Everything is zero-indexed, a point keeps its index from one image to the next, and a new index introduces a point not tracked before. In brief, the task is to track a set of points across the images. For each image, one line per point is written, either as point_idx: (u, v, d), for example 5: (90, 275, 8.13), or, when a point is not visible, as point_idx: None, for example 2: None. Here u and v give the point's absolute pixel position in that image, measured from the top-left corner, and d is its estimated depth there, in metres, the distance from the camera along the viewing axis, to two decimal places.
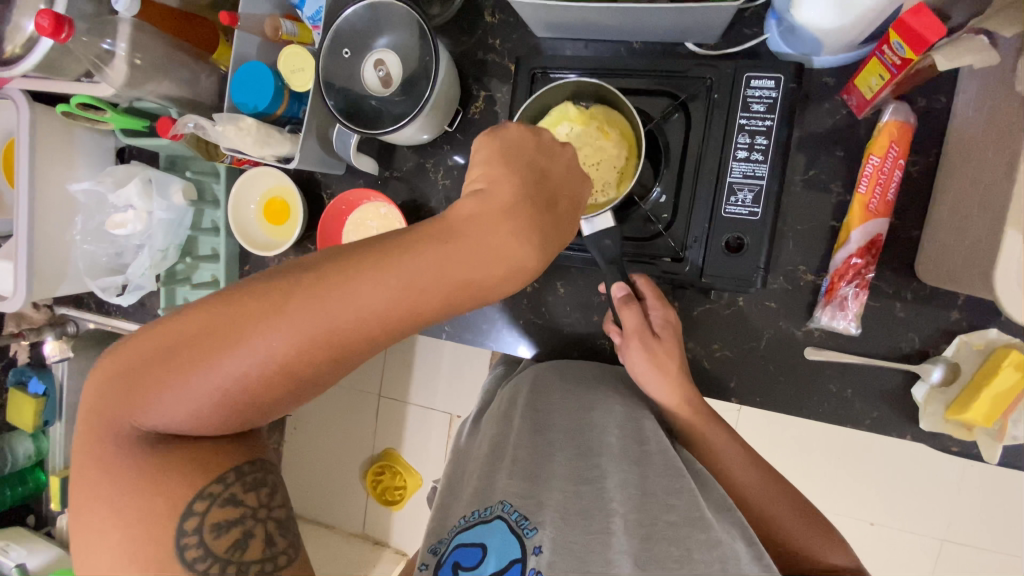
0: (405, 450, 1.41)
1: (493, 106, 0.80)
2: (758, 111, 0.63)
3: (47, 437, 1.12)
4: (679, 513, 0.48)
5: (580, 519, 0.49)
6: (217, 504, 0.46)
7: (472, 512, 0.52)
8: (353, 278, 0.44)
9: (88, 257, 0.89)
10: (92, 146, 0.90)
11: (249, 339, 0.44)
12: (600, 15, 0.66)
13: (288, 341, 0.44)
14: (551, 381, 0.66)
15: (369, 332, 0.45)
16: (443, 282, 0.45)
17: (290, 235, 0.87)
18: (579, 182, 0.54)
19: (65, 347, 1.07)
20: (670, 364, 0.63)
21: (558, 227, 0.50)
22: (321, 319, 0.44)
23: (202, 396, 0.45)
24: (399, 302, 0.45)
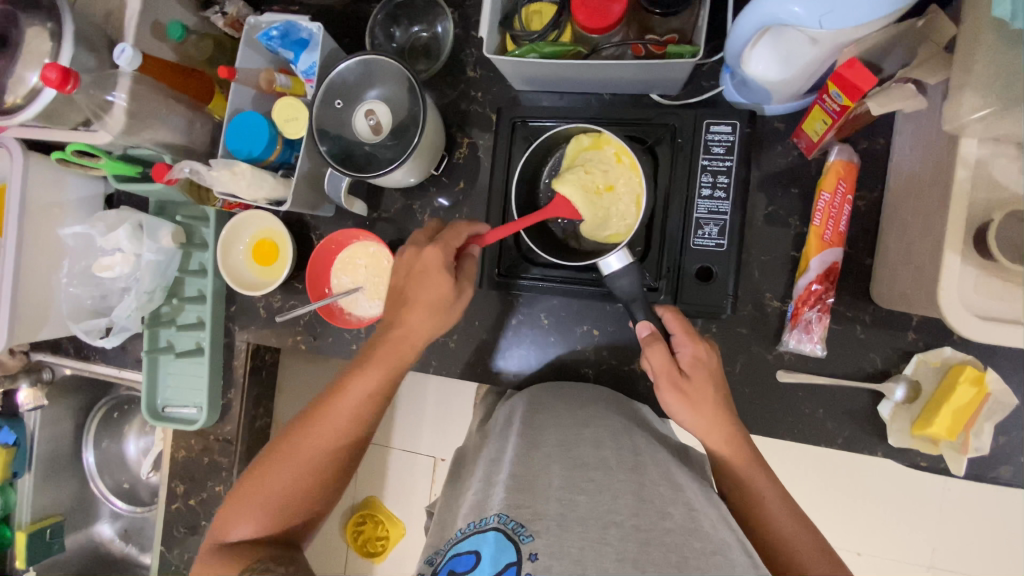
0: (388, 497, 1.38)
1: (477, 152, 0.85)
2: (718, 153, 0.69)
3: (14, 490, 1.07)
4: (677, 524, 0.50)
5: (578, 525, 0.51)
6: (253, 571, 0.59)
7: (469, 523, 0.54)
8: (338, 392, 0.68)
9: (72, 301, 0.90)
10: (82, 192, 0.92)
11: (288, 455, 0.66)
12: (573, 70, 0.73)
13: (294, 445, 0.67)
14: (548, 401, 0.72)
15: (339, 413, 0.67)
16: (368, 368, 0.68)
17: (280, 273, 0.89)
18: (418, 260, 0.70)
19: (40, 395, 1.05)
20: (706, 405, 0.62)
21: (419, 301, 0.69)
22: (325, 426, 0.67)
23: (256, 505, 0.65)
24: (371, 397, 0.68)
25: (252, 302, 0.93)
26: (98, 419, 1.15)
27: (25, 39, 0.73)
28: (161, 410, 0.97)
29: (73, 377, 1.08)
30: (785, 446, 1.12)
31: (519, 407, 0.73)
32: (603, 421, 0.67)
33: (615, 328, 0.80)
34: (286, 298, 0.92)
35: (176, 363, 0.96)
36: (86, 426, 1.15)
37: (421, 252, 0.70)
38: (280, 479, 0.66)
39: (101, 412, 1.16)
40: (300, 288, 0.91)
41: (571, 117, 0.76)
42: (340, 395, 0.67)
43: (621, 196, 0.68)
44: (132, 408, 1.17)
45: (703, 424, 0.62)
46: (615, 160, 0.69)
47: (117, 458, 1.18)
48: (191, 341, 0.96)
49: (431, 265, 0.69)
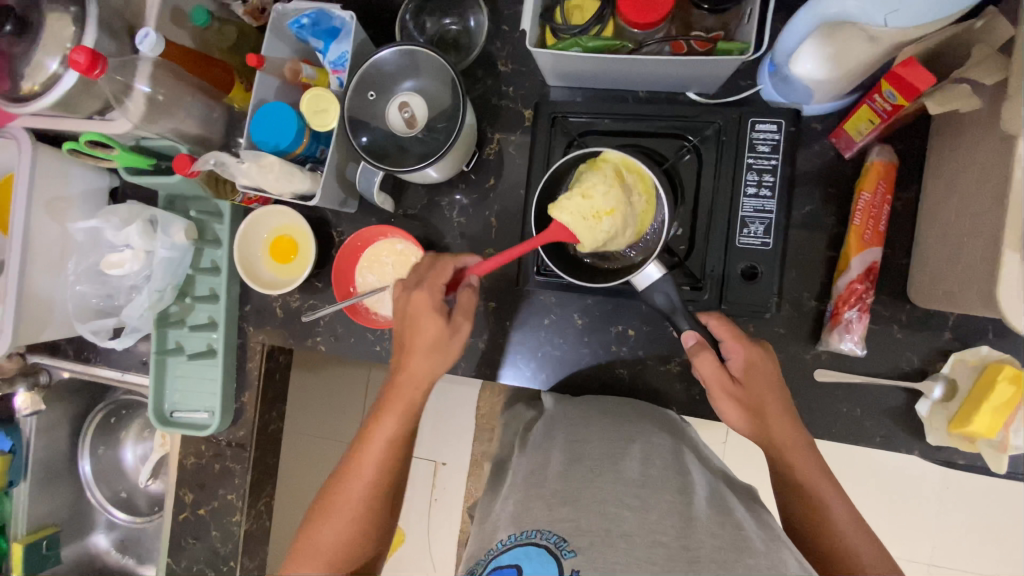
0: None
1: (507, 148, 0.84)
2: (764, 151, 0.69)
3: (8, 500, 1.02)
4: (723, 539, 0.50)
5: (623, 541, 0.50)
6: None
7: (510, 535, 0.54)
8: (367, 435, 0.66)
9: (79, 300, 0.85)
10: (90, 186, 0.88)
11: (332, 508, 0.65)
12: (616, 66, 0.72)
13: (333, 506, 0.65)
14: (591, 415, 0.70)
15: (363, 463, 0.65)
16: (382, 414, 0.66)
17: (299, 272, 0.86)
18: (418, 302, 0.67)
19: (37, 400, 0.98)
20: (761, 409, 0.62)
21: (423, 341, 0.66)
22: (360, 472, 0.65)
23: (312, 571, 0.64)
24: (398, 433, 0.66)
25: (269, 302, 0.90)
26: (96, 424, 1.10)
27: (41, 22, 0.69)
28: (169, 415, 0.92)
29: (72, 380, 1.03)
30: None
31: (557, 420, 0.71)
32: (649, 438, 0.65)
33: (650, 328, 0.79)
34: (306, 297, 0.88)
35: (186, 365, 0.91)
36: (82, 431, 1.10)
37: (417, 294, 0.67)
38: (334, 525, 0.64)
39: (99, 417, 1.11)
40: (320, 287, 0.88)
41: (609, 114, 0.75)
42: (369, 439, 0.66)
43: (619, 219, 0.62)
44: (131, 413, 1.12)
45: (762, 433, 0.62)
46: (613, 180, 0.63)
47: (114, 465, 1.13)
48: (202, 342, 0.91)
49: (421, 312, 0.67)
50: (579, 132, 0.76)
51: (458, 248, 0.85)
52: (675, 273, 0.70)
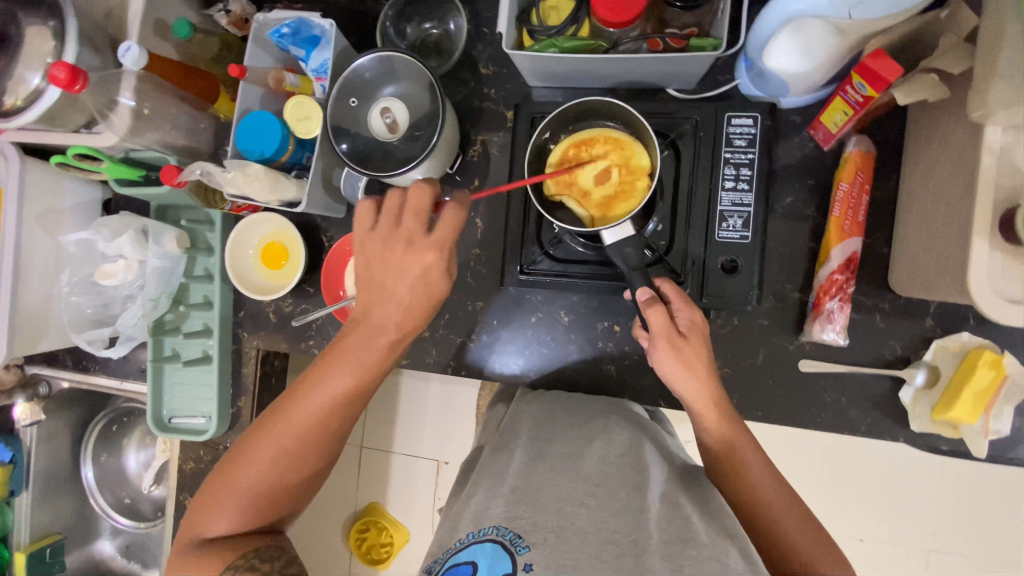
0: (392, 505, 1.37)
1: (491, 149, 0.85)
2: (740, 146, 0.70)
3: (11, 509, 1.04)
4: (669, 533, 0.53)
5: (576, 537, 0.53)
6: (241, 571, 0.59)
7: (467, 537, 0.56)
8: (306, 383, 0.64)
9: (73, 310, 0.87)
10: (80, 198, 0.90)
11: (267, 432, 0.64)
12: (592, 65, 0.73)
13: (282, 437, 0.63)
14: (557, 413, 0.72)
15: (325, 411, 0.64)
16: (356, 364, 0.64)
17: (290, 277, 0.87)
18: (410, 250, 0.64)
19: (37, 410, 1.01)
20: (698, 365, 0.62)
21: (407, 290, 0.64)
22: (305, 410, 0.63)
23: (240, 500, 0.63)
24: (343, 391, 0.64)
25: (262, 308, 0.91)
26: (97, 433, 1.12)
27: (24, 39, 0.70)
28: (167, 421, 0.94)
29: (72, 390, 1.05)
30: (790, 434, 1.13)
31: (526, 417, 0.73)
32: (609, 433, 0.67)
33: None
34: (298, 302, 0.89)
35: (183, 371, 0.93)
36: (84, 439, 1.12)
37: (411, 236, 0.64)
38: (253, 472, 0.63)
39: (100, 425, 1.13)
40: (311, 292, 0.89)
41: None
42: (307, 390, 0.64)
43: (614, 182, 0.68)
44: (132, 420, 1.15)
45: (693, 391, 0.62)
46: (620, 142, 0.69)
47: (116, 472, 1.16)
48: (198, 349, 0.93)
49: (403, 247, 0.64)
50: None
51: None
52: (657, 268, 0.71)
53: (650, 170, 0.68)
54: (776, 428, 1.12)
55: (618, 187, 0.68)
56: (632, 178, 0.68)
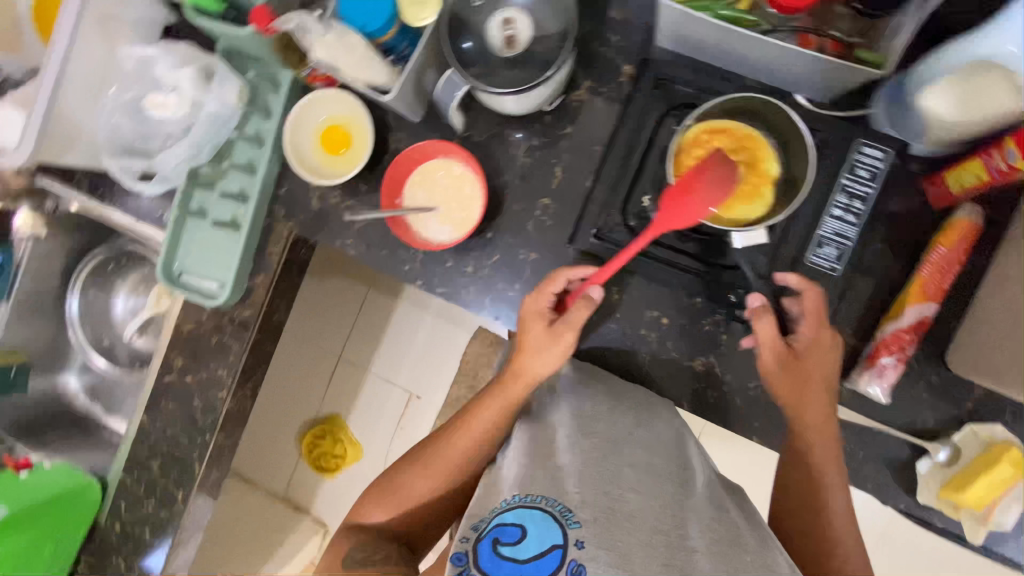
0: (354, 421, 1.36)
1: (595, 99, 0.79)
2: (862, 176, 0.72)
3: None
4: (714, 532, 0.62)
5: (624, 520, 0.62)
6: (364, 550, 0.71)
7: (513, 496, 0.63)
8: (461, 430, 0.73)
9: (110, 132, 0.80)
10: (144, 15, 0.81)
11: (428, 467, 0.73)
12: (738, 43, 0.67)
13: (443, 469, 0.73)
14: (597, 384, 0.73)
15: (483, 443, 0.73)
16: (509, 403, 0.72)
17: (349, 168, 0.83)
18: (566, 331, 0.71)
19: (39, 224, 0.96)
20: (804, 380, 0.67)
21: (566, 338, 0.71)
22: (468, 435, 0.72)
23: (398, 502, 0.73)
24: (497, 425, 0.72)
25: (305, 190, 0.86)
26: (92, 267, 1.07)
27: None
28: (177, 276, 0.88)
29: (78, 214, 0.99)
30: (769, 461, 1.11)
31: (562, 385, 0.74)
32: (664, 422, 0.72)
33: (686, 322, 0.77)
34: (346, 197, 0.85)
35: (207, 231, 0.87)
36: (77, 269, 1.07)
37: (574, 314, 0.71)
38: (412, 498, 0.74)
39: (98, 259, 1.07)
40: (363, 191, 0.84)
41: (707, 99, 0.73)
42: (462, 435, 0.73)
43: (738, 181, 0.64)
44: (131, 264, 1.10)
45: (781, 382, 0.68)
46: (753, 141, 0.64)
47: (101, 312, 1.11)
48: (228, 212, 0.86)
49: (552, 338, 0.71)
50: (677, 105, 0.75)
51: (514, 188, 0.81)
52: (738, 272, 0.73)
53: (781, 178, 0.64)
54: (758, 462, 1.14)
55: (742, 186, 0.64)
56: (757, 181, 0.64)
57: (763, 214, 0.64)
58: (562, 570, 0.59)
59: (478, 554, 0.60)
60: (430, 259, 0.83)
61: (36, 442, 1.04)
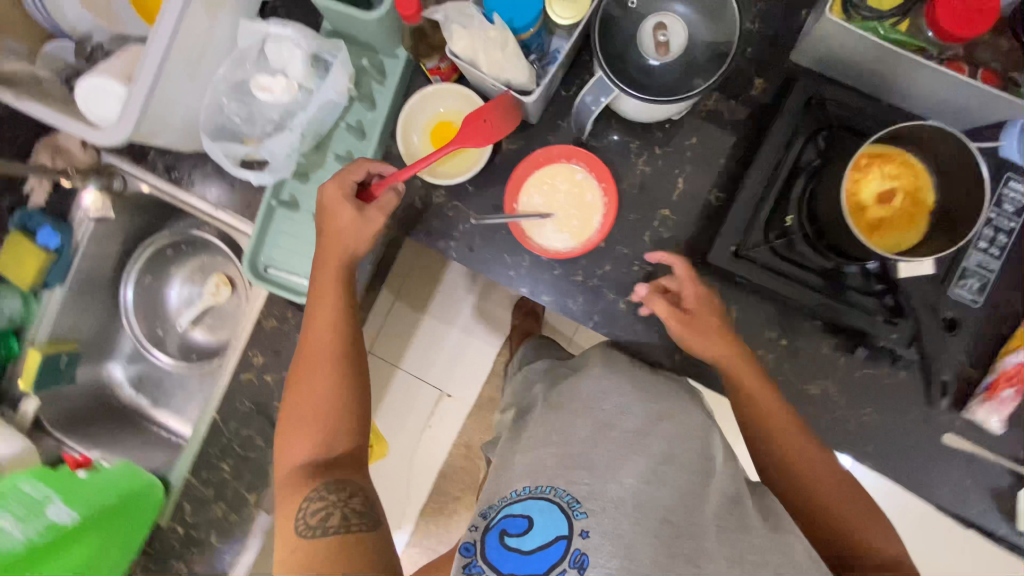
0: (381, 417, 1.30)
1: (722, 111, 0.77)
2: (1008, 210, 0.71)
3: (39, 302, 0.92)
4: (728, 521, 0.60)
5: (634, 511, 0.58)
6: (322, 506, 0.64)
7: (525, 487, 0.62)
8: (313, 321, 0.72)
9: (212, 112, 0.75)
10: None
11: (304, 370, 0.71)
12: (896, 69, 0.65)
13: (342, 363, 0.71)
14: (616, 375, 0.71)
15: (330, 318, 0.72)
16: (333, 259, 0.72)
17: (461, 167, 0.81)
18: (347, 207, 0.70)
19: (106, 206, 0.90)
20: (706, 330, 0.70)
21: (342, 211, 0.71)
22: (324, 317, 0.72)
23: (304, 434, 0.69)
24: (345, 308, 0.73)
25: (409, 186, 0.81)
26: (150, 253, 1.01)
27: None
28: (262, 270, 0.83)
29: (145, 196, 0.92)
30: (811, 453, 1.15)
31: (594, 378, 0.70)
32: (686, 408, 0.68)
33: (805, 344, 0.76)
34: (451, 198, 0.81)
35: (299, 222, 0.83)
36: (134, 254, 1.01)
37: (343, 190, 0.71)
38: (324, 403, 0.69)
39: (157, 243, 1.01)
40: (471, 192, 0.81)
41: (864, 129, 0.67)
42: (316, 320, 0.72)
43: (897, 211, 0.63)
44: (190, 251, 1.03)
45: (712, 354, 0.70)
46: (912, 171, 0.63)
47: (155, 300, 1.05)
48: None
49: (366, 224, 0.71)
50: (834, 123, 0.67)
51: (632, 197, 0.79)
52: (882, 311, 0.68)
53: (934, 209, 0.63)
54: None
55: (899, 213, 0.63)
56: (915, 211, 0.63)
57: (913, 244, 0.63)
58: (565, 561, 0.57)
59: (486, 546, 0.60)
60: (539, 266, 0.80)
61: (81, 434, 0.96)
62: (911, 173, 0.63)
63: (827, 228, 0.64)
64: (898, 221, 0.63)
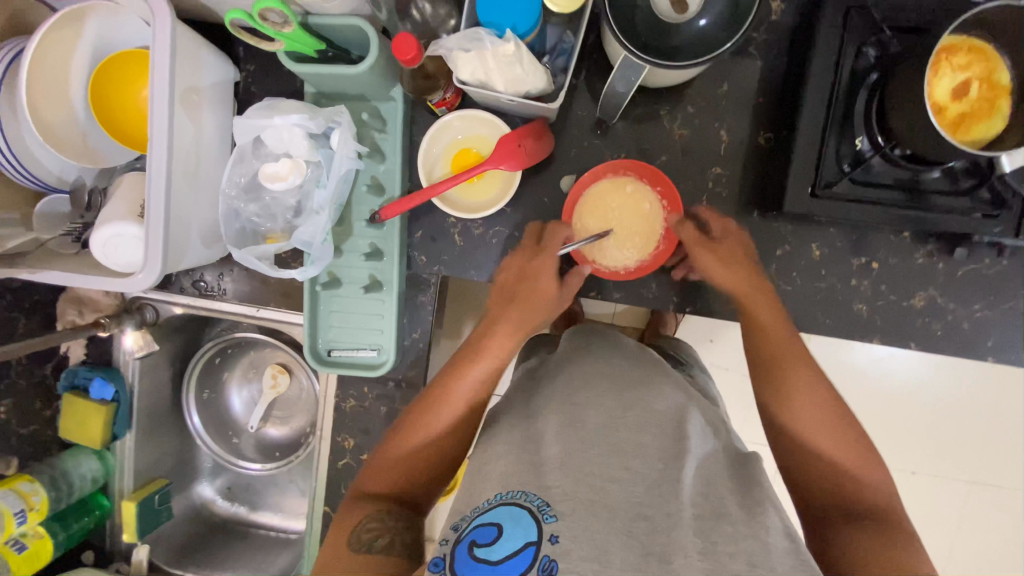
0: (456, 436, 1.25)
1: (746, 48, 0.72)
2: None
3: (114, 454, 0.89)
4: (702, 508, 0.54)
5: (605, 512, 0.54)
6: (378, 535, 0.60)
7: (496, 495, 0.57)
8: (451, 379, 0.66)
9: (229, 220, 0.70)
10: (215, 79, 0.70)
11: (421, 429, 0.65)
12: None
13: (456, 430, 0.65)
14: (592, 377, 0.68)
15: (467, 394, 0.65)
16: (524, 323, 0.68)
17: (491, 191, 0.75)
18: (536, 259, 0.68)
19: (148, 339, 0.86)
20: (736, 263, 0.66)
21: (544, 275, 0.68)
22: (457, 386, 0.65)
23: (397, 469, 0.64)
24: (491, 376, 0.66)
25: (445, 227, 0.77)
26: (201, 367, 0.98)
27: None
28: (326, 354, 0.80)
29: (180, 316, 0.89)
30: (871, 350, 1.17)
31: (560, 382, 0.69)
32: (660, 391, 0.66)
33: (897, 260, 0.73)
34: (491, 225, 0.77)
35: (346, 297, 0.79)
36: (184, 375, 0.98)
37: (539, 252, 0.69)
38: (418, 452, 0.64)
39: (205, 356, 0.98)
40: (508, 212, 0.77)
41: (917, 23, 0.61)
42: (456, 383, 0.65)
43: (974, 102, 0.58)
44: (237, 351, 1.01)
45: (733, 283, 0.66)
46: (983, 54, 0.58)
47: (220, 412, 1.02)
48: (364, 274, 0.78)
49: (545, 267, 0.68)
50: (883, 24, 0.61)
51: (675, 165, 0.74)
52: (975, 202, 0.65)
53: (1013, 89, 0.58)
54: (902, 380, 1.16)
55: (979, 104, 0.58)
56: (995, 96, 0.58)
57: (1002, 130, 0.58)
58: (534, 569, 0.51)
59: (455, 560, 0.53)
60: None
61: (200, 562, 0.96)
62: (980, 58, 0.58)
63: (908, 142, 0.59)
64: (981, 113, 0.58)
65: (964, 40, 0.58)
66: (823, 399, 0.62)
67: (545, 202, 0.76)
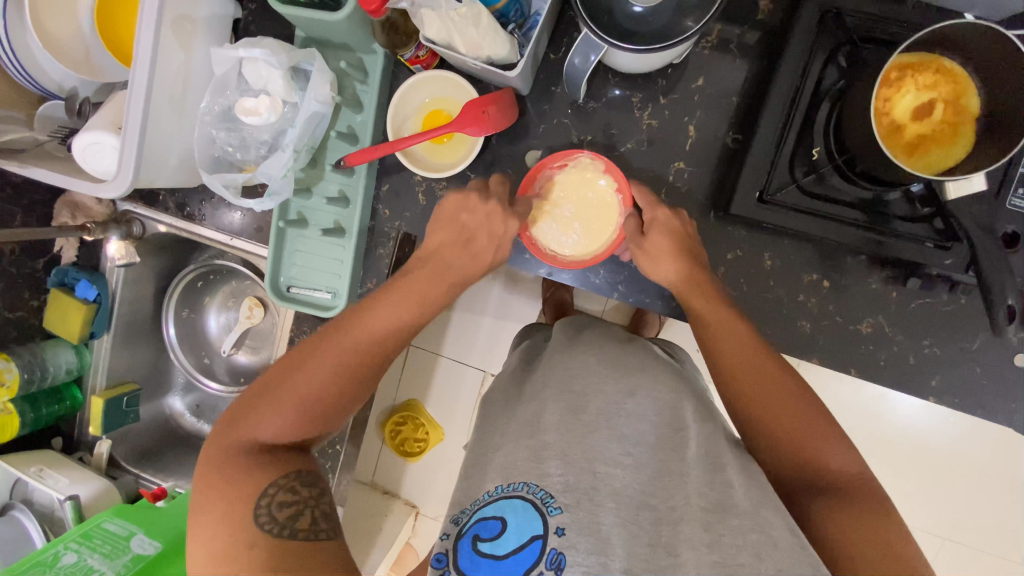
0: (431, 402, 1.23)
1: (728, 46, 0.71)
2: None
3: (91, 351, 0.98)
4: (708, 499, 0.49)
5: (605, 502, 0.49)
6: (281, 501, 0.50)
7: (496, 487, 0.52)
8: (360, 317, 0.60)
9: (206, 144, 0.75)
10: (214, 11, 0.74)
11: (317, 358, 0.58)
12: None
13: (354, 369, 0.59)
14: (584, 364, 0.61)
15: (372, 334, 0.60)
16: (445, 275, 0.65)
17: (456, 156, 0.78)
18: (498, 224, 0.66)
19: (130, 251, 0.93)
20: (665, 255, 0.64)
21: (473, 252, 0.66)
22: (367, 318, 0.60)
23: (295, 414, 0.56)
24: (402, 323, 0.62)
25: (410, 185, 0.80)
26: (182, 288, 1.05)
27: None
28: (285, 290, 0.83)
29: (165, 235, 0.95)
30: (860, 390, 1.11)
31: (557, 368, 0.62)
32: (655, 375, 0.59)
33: (850, 283, 0.71)
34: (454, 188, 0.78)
35: (311, 238, 0.82)
36: (167, 293, 1.05)
37: (506, 216, 0.66)
38: (315, 386, 0.57)
39: (187, 278, 1.05)
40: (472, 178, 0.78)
41: (889, 40, 0.60)
42: (362, 319, 0.60)
43: (938, 124, 0.57)
44: (218, 279, 1.07)
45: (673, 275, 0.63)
46: (952, 75, 0.57)
47: (196, 333, 1.09)
48: (331, 218, 0.81)
49: (499, 220, 0.66)
50: (857, 35, 0.60)
51: (640, 156, 0.74)
52: (929, 231, 0.63)
53: (980, 117, 0.57)
54: (886, 420, 1.11)
55: (942, 126, 0.57)
56: (958, 121, 0.57)
57: (961, 159, 0.56)
58: (541, 564, 0.47)
59: (459, 554, 0.49)
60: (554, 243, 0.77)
61: (156, 467, 1.03)
62: (948, 80, 0.57)
63: (858, 156, 0.58)
64: (944, 137, 0.57)
65: (936, 60, 0.57)
66: (786, 393, 0.55)
67: (509, 173, 0.77)
